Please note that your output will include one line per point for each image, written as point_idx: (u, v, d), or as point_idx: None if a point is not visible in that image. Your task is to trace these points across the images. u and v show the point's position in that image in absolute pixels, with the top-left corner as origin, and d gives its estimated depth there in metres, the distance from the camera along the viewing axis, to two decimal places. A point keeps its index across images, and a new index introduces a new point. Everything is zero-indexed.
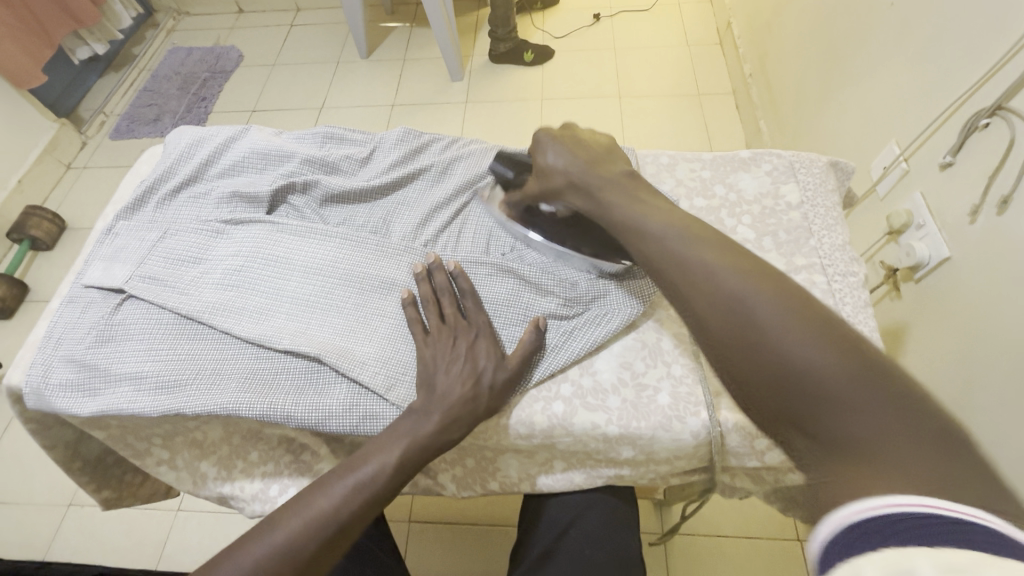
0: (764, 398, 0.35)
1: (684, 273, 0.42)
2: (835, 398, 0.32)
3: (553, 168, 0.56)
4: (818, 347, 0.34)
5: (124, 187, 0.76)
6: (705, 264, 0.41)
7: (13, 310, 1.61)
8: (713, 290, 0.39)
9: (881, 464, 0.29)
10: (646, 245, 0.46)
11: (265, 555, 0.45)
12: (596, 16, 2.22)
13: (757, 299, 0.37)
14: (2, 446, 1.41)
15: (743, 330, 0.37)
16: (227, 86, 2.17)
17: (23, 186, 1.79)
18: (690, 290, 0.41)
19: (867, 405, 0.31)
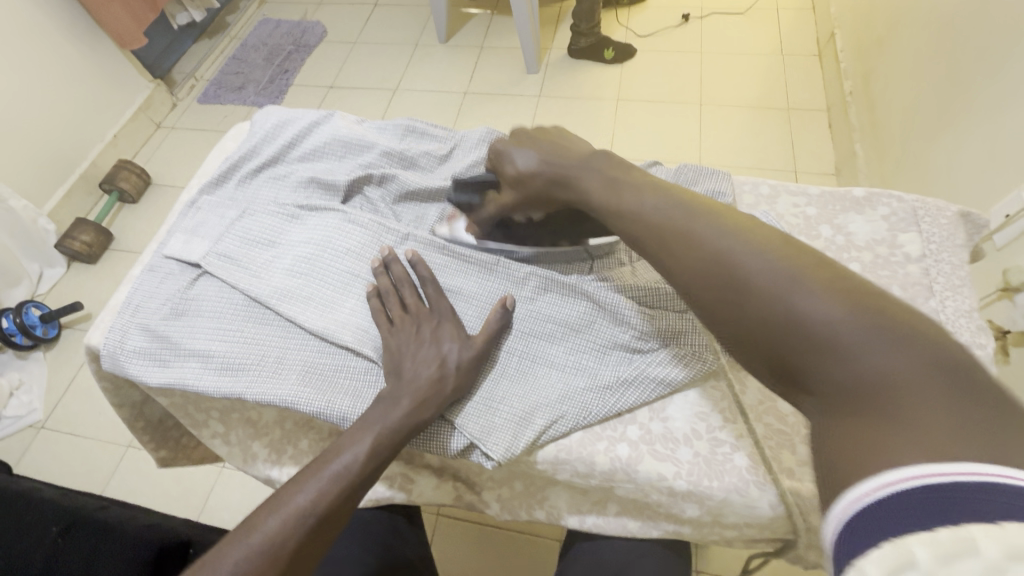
0: (762, 357, 0.37)
1: (666, 243, 0.43)
2: (835, 349, 0.34)
3: (528, 172, 0.55)
4: (820, 300, 0.35)
5: (209, 161, 0.78)
6: (678, 227, 0.43)
7: (98, 256, 1.73)
8: (699, 248, 0.41)
9: (894, 408, 0.32)
10: (625, 220, 0.47)
11: (245, 558, 0.44)
12: (685, 16, 2.12)
13: (756, 258, 0.38)
14: (76, 381, 1.51)
15: (734, 284, 0.38)
16: (309, 61, 2.22)
17: (118, 140, 1.90)
18: (670, 261, 0.42)
19: (866, 353, 0.33)
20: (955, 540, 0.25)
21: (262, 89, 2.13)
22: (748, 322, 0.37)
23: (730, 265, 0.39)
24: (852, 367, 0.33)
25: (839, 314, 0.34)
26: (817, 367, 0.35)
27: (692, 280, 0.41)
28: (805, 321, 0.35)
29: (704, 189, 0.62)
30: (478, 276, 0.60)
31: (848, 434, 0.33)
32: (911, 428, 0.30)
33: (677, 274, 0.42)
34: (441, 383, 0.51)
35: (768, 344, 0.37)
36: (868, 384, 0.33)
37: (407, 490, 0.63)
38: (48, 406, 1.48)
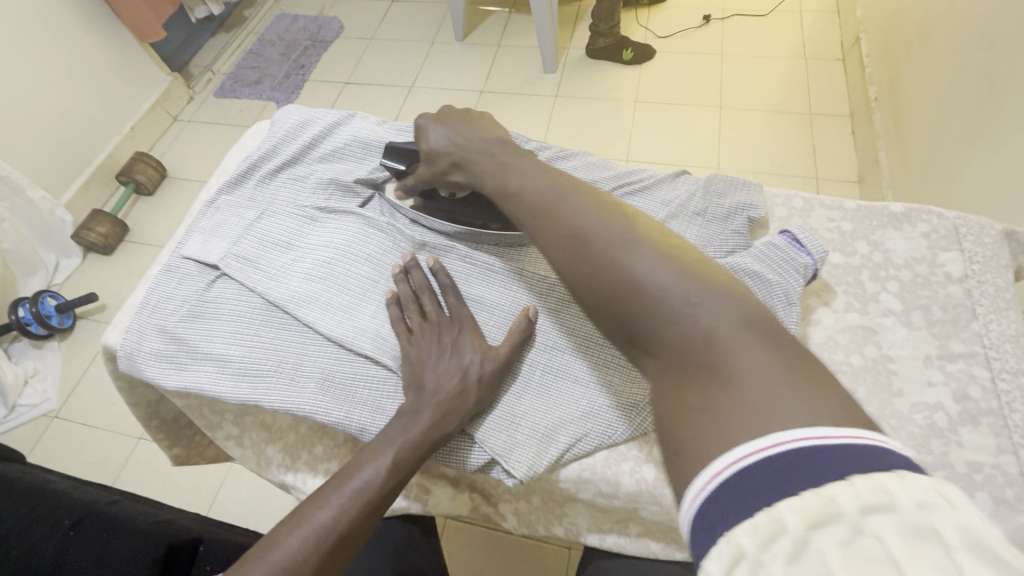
0: (611, 323, 0.41)
1: (538, 219, 0.46)
2: (670, 314, 0.37)
3: (437, 150, 0.58)
4: (658, 268, 0.39)
5: (229, 159, 0.77)
6: (550, 203, 0.46)
7: (114, 248, 1.73)
8: (563, 224, 0.44)
9: (712, 366, 0.35)
10: (511, 198, 0.50)
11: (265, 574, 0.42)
12: (706, 17, 2.08)
13: (610, 233, 0.42)
14: (90, 371, 1.52)
15: (589, 257, 0.42)
16: (326, 56, 2.22)
17: (135, 132, 1.91)
18: (538, 234, 0.46)
19: (689, 312, 0.37)
20: (801, 515, 0.25)
21: (279, 84, 2.13)
22: (602, 294, 0.41)
23: (589, 239, 0.42)
24: (682, 329, 0.37)
25: (672, 282, 0.38)
26: (655, 330, 0.38)
27: (554, 252, 0.44)
28: (641, 287, 0.39)
29: (735, 201, 0.60)
30: (500, 285, 0.58)
31: (688, 396, 0.35)
32: (734, 394, 0.33)
33: (546, 248, 0.45)
34: (463, 396, 0.50)
35: (616, 310, 0.40)
36: (690, 343, 0.36)
37: (422, 501, 0.62)
38: (62, 395, 1.49)
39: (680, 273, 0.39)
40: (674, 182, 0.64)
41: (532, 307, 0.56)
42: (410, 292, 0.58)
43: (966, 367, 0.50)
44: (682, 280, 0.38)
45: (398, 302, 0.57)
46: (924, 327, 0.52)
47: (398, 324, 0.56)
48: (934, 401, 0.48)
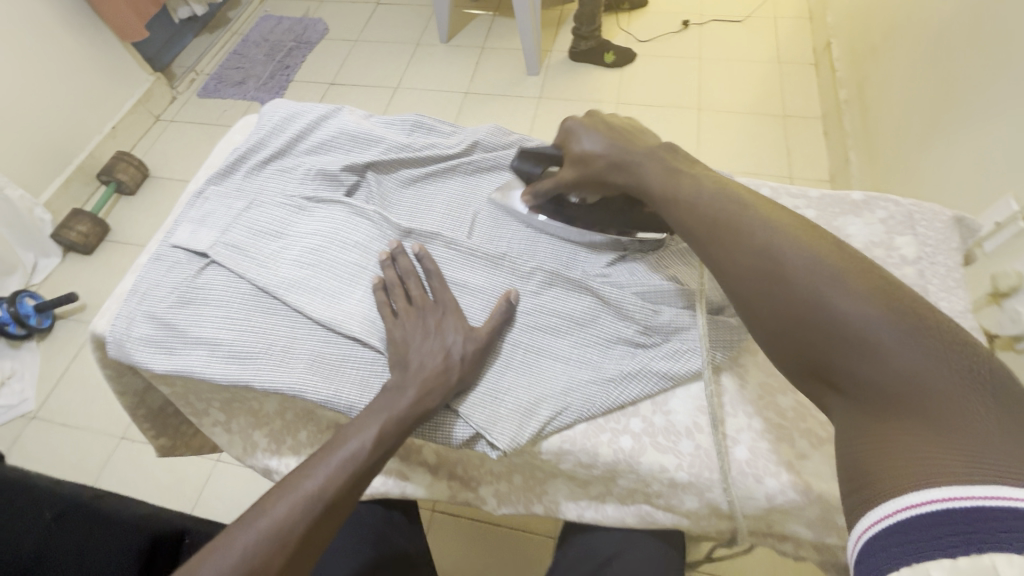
0: (799, 352, 0.40)
1: (720, 236, 0.46)
2: (862, 348, 0.37)
3: (591, 155, 0.58)
4: (854, 301, 0.37)
5: (217, 152, 0.78)
6: (734, 219, 0.46)
7: (94, 247, 1.72)
8: (748, 241, 0.44)
9: (908, 408, 0.34)
10: (685, 211, 0.49)
11: (253, 541, 0.44)
12: (685, 23, 2.14)
13: (803, 256, 0.41)
14: (70, 371, 1.51)
15: (772, 278, 0.41)
16: (311, 57, 2.22)
17: (116, 132, 1.90)
18: (716, 247, 0.46)
19: (892, 355, 0.35)
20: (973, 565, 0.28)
21: (263, 84, 2.13)
22: (783, 314, 0.40)
23: (774, 259, 0.42)
24: (877, 365, 0.36)
25: (872, 320, 0.36)
26: (846, 364, 0.37)
27: (738, 265, 0.44)
28: (832, 318, 0.38)
29: None
30: (483, 270, 0.60)
31: (870, 430, 0.36)
32: (946, 446, 0.32)
33: (726, 261, 0.45)
34: (445, 374, 0.52)
35: (798, 337, 0.40)
36: (891, 383, 0.35)
37: (404, 484, 0.63)
38: (40, 396, 1.47)
39: (884, 307, 0.37)
40: None
41: (514, 291, 0.58)
42: (396, 278, 0.60)
43: None
44: (883, 315, 0.36)
45: (388, 285, 0.59)
46: None
47: (386, 307, 0.58)
48: None
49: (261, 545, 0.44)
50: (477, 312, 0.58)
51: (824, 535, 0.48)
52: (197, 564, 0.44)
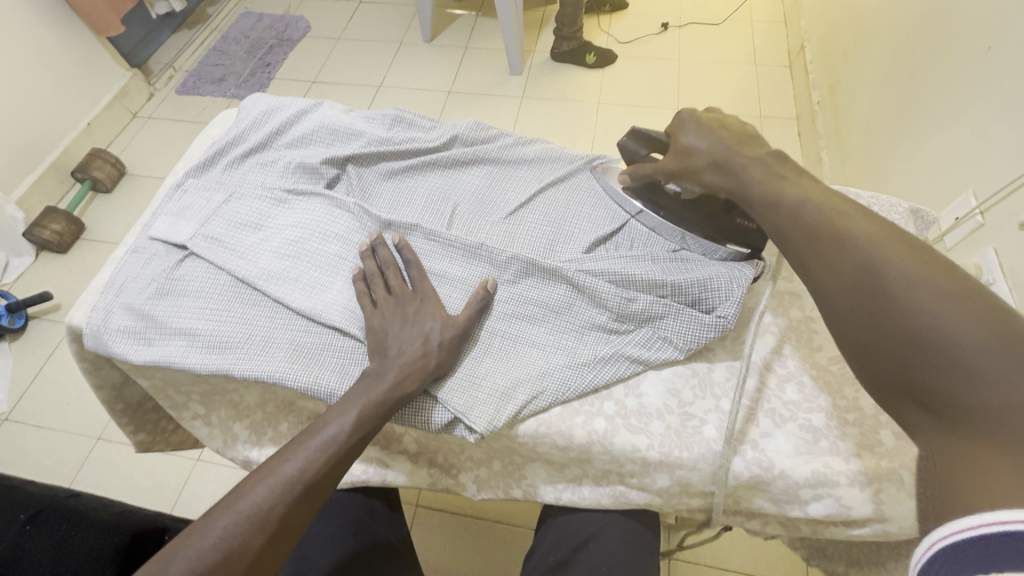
0: (887, 371, 0.38)
1: (820, 247, 0.43)
2: (967, 375, 0.33)
3: (695, 149, 0.55)
4: (973, 328, 0.34)
5: (196, 145, 0.78)
6: (833, 231, 0.43)
7: (69, 246, 1.68)
8: (844, 253, 0.41)
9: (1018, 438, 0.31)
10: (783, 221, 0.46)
11: (234, 523, 0.45)
12: (664, 25, 2.18)
13: (909, 274, 0.38)
14: (44, 371, 1.48)
15: (867, 293, 0.39)
16: (292, 55, 2.21)
17: (91, 129, 1.86)
18: (813, 258, 0.43)
19: (1006, 385, 0.32)
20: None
21: (243, 81, 2.11)
22: (878, 332, 0.38)
23: (878, 275, 0.39)
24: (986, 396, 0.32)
25: (985, 347, 0.33)
26: (943, 385, 0.34)
27: (833, 279, 0.41)
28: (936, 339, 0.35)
29: None
30: (462, 260, 0.62)
31: (960, 454, 0.33)
32: None
33: (822, 274, 0.42)
34: (423, 360, 0.53)
35: (893, 357, 0.37)
36: (1002, 412, 0.32)
37: (384, 473, 0.64)
38: (12, 398, 1.44)
39: (992, 330, 0.33)
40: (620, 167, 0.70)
41: (491, 281, 0.59)
42: (376, 267, 0.61)
43: None
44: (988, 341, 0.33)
45: (370, 272, 0.60)
46: None
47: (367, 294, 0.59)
48: None
49: (242, 526, 0.45)
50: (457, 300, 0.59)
51: (787, 509, 0.51)
52: (177, 546, 0.44)
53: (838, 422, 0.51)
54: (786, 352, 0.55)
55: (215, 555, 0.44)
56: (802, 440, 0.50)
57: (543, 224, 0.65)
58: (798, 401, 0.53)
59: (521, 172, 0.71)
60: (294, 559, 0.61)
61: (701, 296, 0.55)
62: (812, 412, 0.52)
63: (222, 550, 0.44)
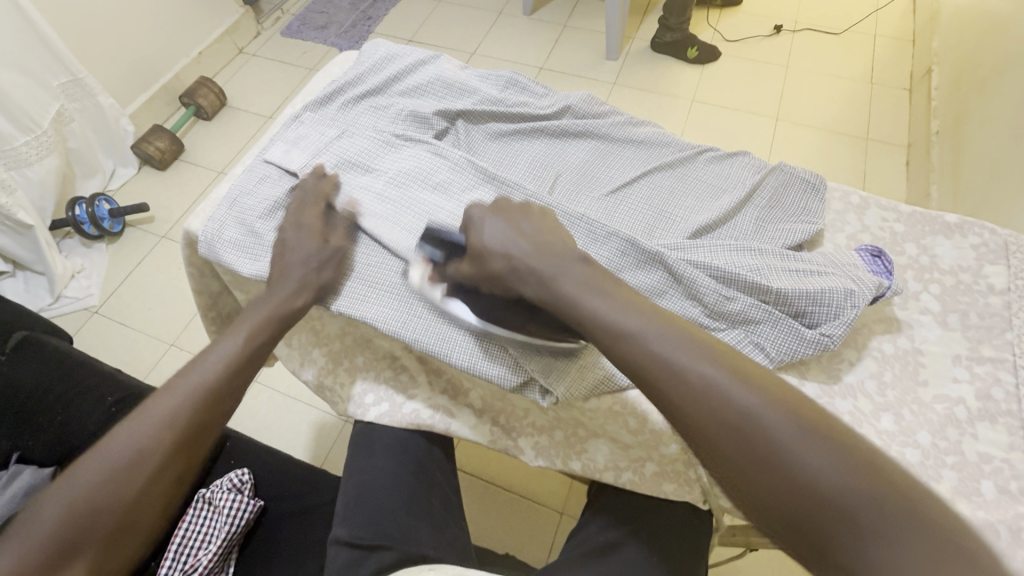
0: (784, 527, 0.39)
1: (661, 384, 0.43)
2: (866, 531, 0.36)
3: (491, 252, 0.53)
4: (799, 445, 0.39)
5: (316, 82, 0.81)
6: (680, 371, 0.42)
7: (168, 163, 1.80)
8: (695, 388, 0.42)
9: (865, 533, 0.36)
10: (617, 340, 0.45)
11: (146, 427, 0.49)
12: (777, 28, 2.06)
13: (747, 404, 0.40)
14: (134, 275, 1.61)
15: (733, 429, 0.40)
16: (393, 12, 2.25)
17: (201, 58, 1.98)
18: (689, 422, 0.42)
19: (897, 547, 0.35)
20: None
21: (344, 32, 2.17)
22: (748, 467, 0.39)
23: (745, 424, 0.40)
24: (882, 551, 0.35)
25: (817, 456, 0.38)
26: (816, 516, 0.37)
27: (719, 447, 0.40)
28: (814, 482, 0.38)
29: (773, 187, 0.64)
30: (559, 227, 0.61)
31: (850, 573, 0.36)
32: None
33: (691, 413, 0.41)
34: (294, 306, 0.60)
35: (787, 513, 0.38)
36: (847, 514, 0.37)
37: (448, 423, 0.66)
38: (104, 293, 1.58)
39: (809, 436, 0.39)
40: (732, 163, 0.67)
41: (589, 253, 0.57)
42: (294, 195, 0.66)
43: (992, 370, 0.52)
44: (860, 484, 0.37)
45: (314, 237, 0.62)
46: (958, 329, 0.55)
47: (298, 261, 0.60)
48: (957, 395, 0.51)
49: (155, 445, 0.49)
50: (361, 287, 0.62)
51: None
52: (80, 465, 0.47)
53: (935, 462, 0.48)
54: (886, 380, 0.52)
55: (135, 486, 0.47)
56: None
57: (644, 208, 0.63)
58: (893, 432, 0.50)
59: (628, 152, 0.69)
60: (354, 485, 0.63)
61: (805, 309, 0.52)
62: (907, 447, 0.49)
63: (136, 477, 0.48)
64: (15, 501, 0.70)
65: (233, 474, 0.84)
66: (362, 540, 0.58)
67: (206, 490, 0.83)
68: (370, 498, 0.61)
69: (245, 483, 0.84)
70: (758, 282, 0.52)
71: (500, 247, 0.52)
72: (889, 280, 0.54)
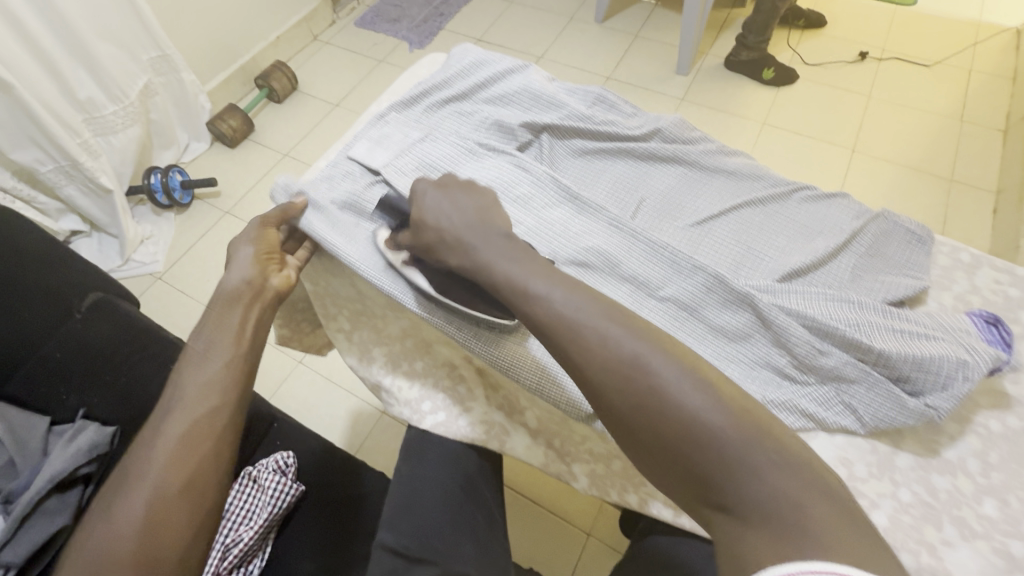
0: (677, 477, 0.42)
1: (563, 341, 0.47)
2: (742, 468, 0.39)
3: (431, 226, 0.58)
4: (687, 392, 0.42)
5: (401, 82, 0.82)
6: (579, 328, 0.46)
7: (238, 142, 1.87)
8: (597, 345, 0.45)
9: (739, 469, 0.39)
10: (524, 300, 0.50)
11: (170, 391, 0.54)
12: (862, 54, 1.96)
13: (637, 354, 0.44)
14: (197, 246, 1.67)
15: (626, 379, 0.43)
16: (465, 9, 2.26)
17: (279, 42, 2.04)
18: (590, 382, 0.45)
19: (767, 475, 0.38)
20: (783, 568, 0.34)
21: (416, 26, 2.20)
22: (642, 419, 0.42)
23: (632, 371, 0.43)
24: (758, 485, 0.38)
25: (704, 403, 0.41)
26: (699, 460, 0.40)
27: (613, 398, 0.44)
28: (699, 426, 0.40)
29: (875, 233, 0.60)
30: (642, 255, 0.59)
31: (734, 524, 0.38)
32: (774, 520, 0.37)
33: (589, 366, 0.45)
34: (254, 287, 0.60)
35: (677, 462, 0.41)
36: (722, 454, 0.39)
37: (501, 441, 0.66)
38: (168, 261, 1.65)
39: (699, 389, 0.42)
40: (829, 203, 0.64)
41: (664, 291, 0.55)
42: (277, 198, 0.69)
43: None
44: (729, 423, 0.40)
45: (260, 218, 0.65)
46: None
47: (243, 243, 0.63)
48: None
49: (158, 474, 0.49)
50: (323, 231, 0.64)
51: None
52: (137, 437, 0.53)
53: None
54: (991, 459, 0.49)
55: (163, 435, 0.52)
56: (993, 563, 0.44)
57: (731, 243, 0.61)
58: (996, 519, 0.46)
59: (717, 183, 0.66)
60: (402, 491, 0.62)
61: (905, 372, 0.48)
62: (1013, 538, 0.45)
63: (145, 501, 0.48)
64: (80, 455, 0.72)
65: (279, 455, 0.82)
66: (408, 549, 0.57)
67: (251, 467, 0.81)
68: (417, 506, 0.60)
69: (289, 465, 0.82)
70: (857, 340, 0.49)
71: (432, 220, 0.58)
72: (1005, 353, 0.51)
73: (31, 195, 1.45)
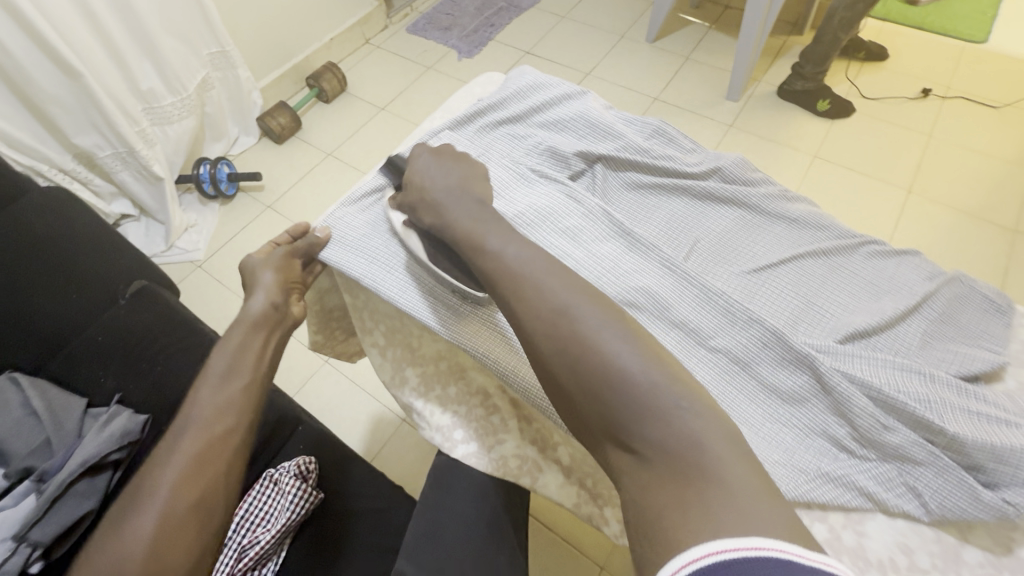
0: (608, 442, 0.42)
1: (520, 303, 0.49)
2: (673, 435, 0.40)
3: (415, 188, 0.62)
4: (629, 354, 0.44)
5: (457, 100, 0.81)
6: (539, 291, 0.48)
7: (285, 138, 1.91)
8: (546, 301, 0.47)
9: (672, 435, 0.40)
10: (498, 271, 0.52)
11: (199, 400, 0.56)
12: (925, 91, 1.88)
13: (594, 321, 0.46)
14: (238, 238, 1.71)
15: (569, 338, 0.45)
16: (516, 21, 2.27)
17: (332, 44, 2.09)
18: (580, 369, 0.44)
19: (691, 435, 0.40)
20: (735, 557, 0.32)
21: (466, 35, 2.21)
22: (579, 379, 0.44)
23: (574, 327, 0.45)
24: (687, 432, 0.39)
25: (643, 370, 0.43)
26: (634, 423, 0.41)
27: (554, 356, 0.45)
28: (644, 395, 0.42)
29: (948, 298, 0.56)
30: (694, 301, 0.56)
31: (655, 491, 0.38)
32: (697, 483, 0.37)
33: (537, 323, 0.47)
34: (279, 313, 0.64)
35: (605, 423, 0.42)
36: (655, 420, 0.41)
37: (533, 477, 0.65)
38: (209, 250, 1.68)
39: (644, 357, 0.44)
40: (898, 260, 0.61)
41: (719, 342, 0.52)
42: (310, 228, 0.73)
43: None
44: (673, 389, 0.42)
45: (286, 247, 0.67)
46: None
47: (265, 266, 0.65)
48: None
49: (172, 487, 0.51)
50: (339, 250, 0.66)
51: None
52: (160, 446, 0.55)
53: None
54: None
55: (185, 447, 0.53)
56: None
57: (792, 296, 0.57)
58: None
59: (779, 229, 0.63)
60: (427, 520, 0.60)
61: (976, 459, 0.45)
62: None
63: (154, 520, 0.50)
64: (110, 442, 0.71)
65: (301, 459, 0.80)
66: None
67: (273, 469, 0.80)
68: (439, 539, 0.58)
69: (310, 471, 0.80)
70: (928, 419, 0.46)
71: (418, 185, 0.62)
72: None
73: (88, 178, 1.51)
